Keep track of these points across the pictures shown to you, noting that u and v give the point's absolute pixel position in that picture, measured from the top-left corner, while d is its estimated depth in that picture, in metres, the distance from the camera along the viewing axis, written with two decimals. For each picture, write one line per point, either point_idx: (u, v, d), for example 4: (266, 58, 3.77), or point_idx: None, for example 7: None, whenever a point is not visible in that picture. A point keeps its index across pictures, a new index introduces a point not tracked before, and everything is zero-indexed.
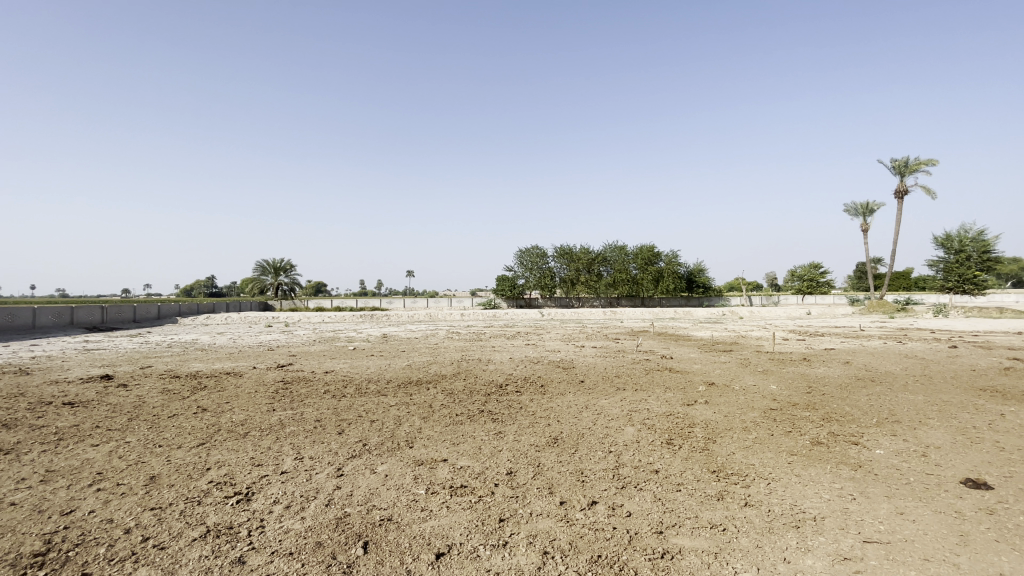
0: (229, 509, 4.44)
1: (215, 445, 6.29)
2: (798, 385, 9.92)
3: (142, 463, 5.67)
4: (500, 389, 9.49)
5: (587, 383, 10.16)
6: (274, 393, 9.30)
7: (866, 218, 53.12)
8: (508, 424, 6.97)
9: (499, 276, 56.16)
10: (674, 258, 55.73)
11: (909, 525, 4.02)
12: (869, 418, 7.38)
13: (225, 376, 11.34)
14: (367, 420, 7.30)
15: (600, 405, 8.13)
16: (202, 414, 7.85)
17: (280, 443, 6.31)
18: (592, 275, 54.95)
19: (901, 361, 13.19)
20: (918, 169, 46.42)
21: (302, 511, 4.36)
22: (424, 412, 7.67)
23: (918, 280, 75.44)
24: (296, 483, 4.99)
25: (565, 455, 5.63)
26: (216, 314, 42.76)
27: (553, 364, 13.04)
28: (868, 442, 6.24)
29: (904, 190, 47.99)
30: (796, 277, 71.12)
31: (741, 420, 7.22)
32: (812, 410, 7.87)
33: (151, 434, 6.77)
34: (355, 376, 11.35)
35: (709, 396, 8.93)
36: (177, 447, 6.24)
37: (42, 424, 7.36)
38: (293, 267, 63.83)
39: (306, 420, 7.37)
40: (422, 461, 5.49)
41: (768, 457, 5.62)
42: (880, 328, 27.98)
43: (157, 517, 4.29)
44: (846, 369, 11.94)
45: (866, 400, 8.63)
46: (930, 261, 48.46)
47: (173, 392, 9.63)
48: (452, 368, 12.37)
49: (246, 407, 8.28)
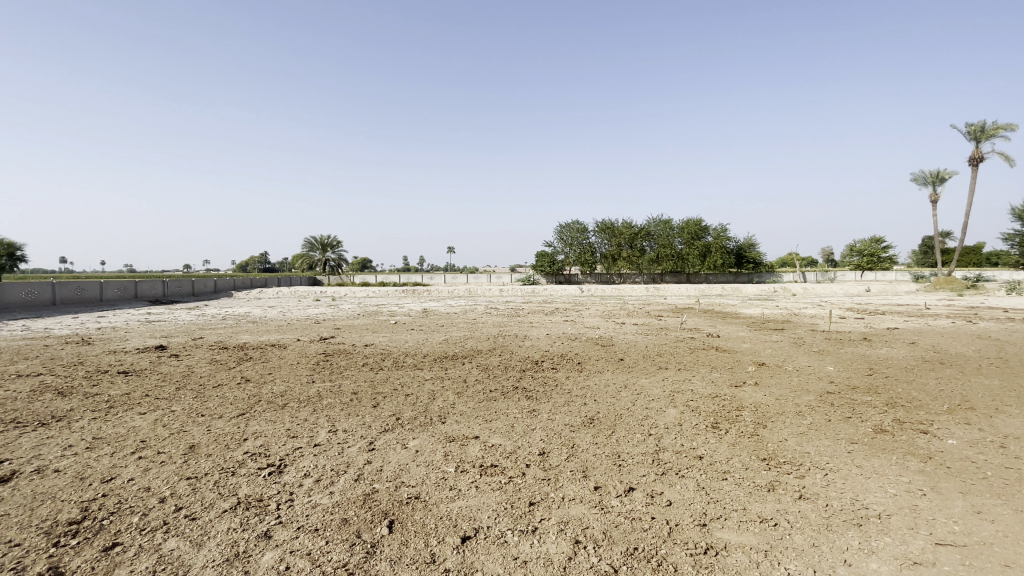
0: (261, 480, 4.45)
1: (254, 415, 6.40)
2: (857, 367, 9.22)
3: (184, 432, 5.84)
4: (535, 365, 9.30)
5: (626, 361, 9.82)
6: (314, 366, 9.46)
7: (936, 187, 49.11)
8: (543, 402, 6.77)
9: (539, 252, 55.76)
10: (721, 233, 53.57)
11: (989, 525, 3.55)
12: (939, 404, 6.73)
13: (269, 348, 11.66)
14: (402, 394, 7.25)
15: (639, 384, 7.80)
16: (244, 384, 8.06)
17: (315, 415, 6.34)
18: (635, 251, 53.64)
19: (974, 342, 12.07)
20: (997, 133, 42.23)
21: (331, 485, 4.32)
22: (458, 387, 7.57)
23: (993, 255, 69.64)
24: (327, 455, 4.96)
25: (601, 436, 5.37)
26: (267, 289, 44.49)
27: (591, 341, 12.74)
28: (940, 431, 5.64)
29: (980, 156, 43.89)
30: (855, 253, 67.04)
31: (793, 403, 6.73)
32: (873, 394, 7.27)
33: (195, 403, 6.99)
34: (393, 350, 11.42)
35: (758, 377, 8.42)
36: (218, 416, 6.40)
37: (97, 392, 7.76)
38: (338, 244, 65.42)
39: (342, 392, 7.41)
40: (453, 438, 5.36)
41: (824, 446, 5.16)
42: (948, 307, 25.96)
43: (192, 487, 4.38)
44: (911, 350, 11.02)
45: (937, 384, 7.87)
46: (1008, 234, 44.39)
47: (219, 362, 9.98)
48: (489, 344, 12.25)
49: (286, 378, 8.43)
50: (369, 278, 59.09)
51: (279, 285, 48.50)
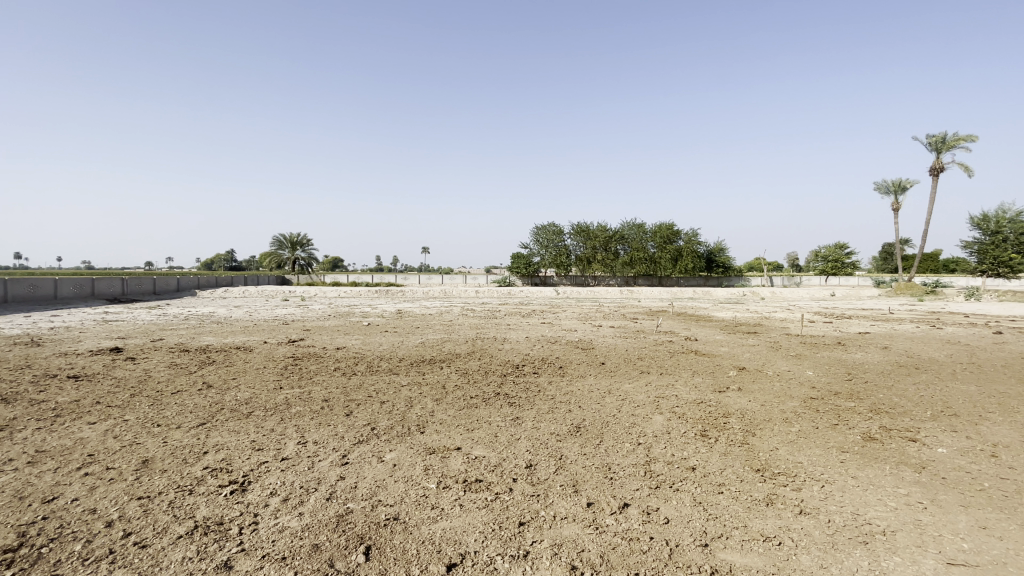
0: (221, 501, 4.05)
1: (216, 425, 5.93)
2: (836, 372, 9.25)
3: (137, 444, 5.35)
4: (516, 369, 9.03)
5: (608, 365, 9.65)
6: (283, 370, 8.96)
7: (898, 197, 50.96)
8: (526, 409, 6.51)
9: (515, 253, 55.63)
10: (694, 237, 54.42)
11: (995, 542, 3.44)
12: (922, 410, 6.74)
13: (235, 351, 11.05)
14: (377, 401, 6.87)
15: (624, 390, 7.61)
16: (207, 391, 7.54)
17: (283, 425, 5.92)
18: (609, 254, 54.02)
19: (943, 347, 12.35)
20: (956, 145, 44.00)
21: (301, 505, 3.95)
22: (437, 394, 7.24)
23: (948, 262, 72.75)
24: (296, 471, 4.58)
25: (589, 446, 5.14)
26: (233, 288, 42.95)
27: (571, 344, 12.55)
28: (927, 439, 5.62)
29: (940, 166, 45.67)
30: (820, 259, 69.06)
31: (780, 410, 6.65)
32: (856, 400, 7.25)
33: (151, 412, 6.47)
34: (367, 353, 10.98)
35: (740, 382, 8.35)
36: (176, 427, 5.91)
37: (42, 399, 7.12)
38: (309, 243, 63.81)
39: (313, 400, 6.98)
40: (433, 449, 5.04)
41: (817, 455, 5.05)
42: (911, 312, 26.81)
43: (144, 509, 3.94)
44: (885, 355, 11.18)
45: (915, 390, 7.94)
46: (964, 243, 46.28)
47: (180, 366, 9.36)
48: (466, 347, 11.90)
49: (252, 384, 7.93)
50: (341, 277, 57.83)
51: (247, 283, 46.96)
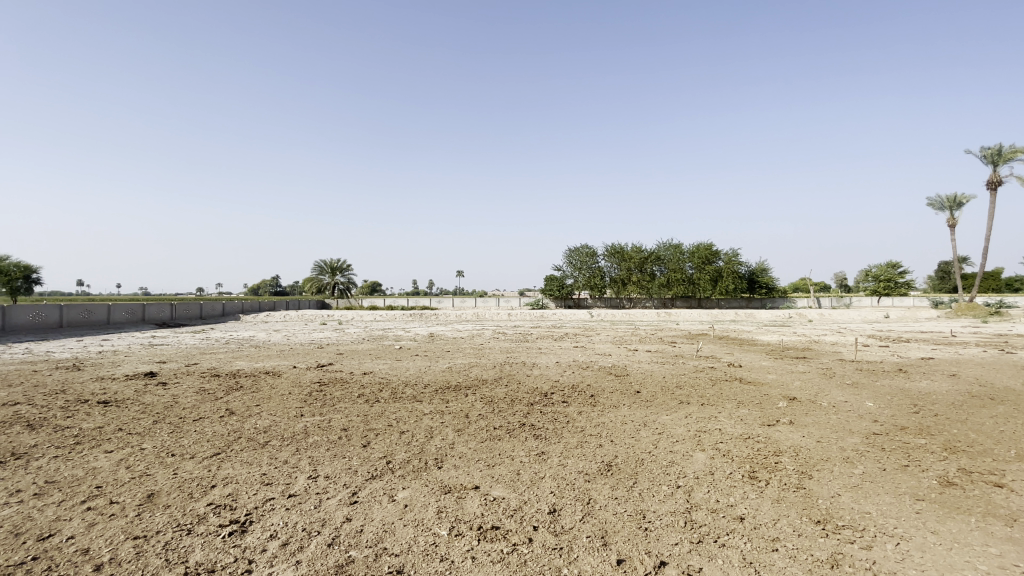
0: (217, 543, 3.75)
1: (230, 456, 5.71)
2: (899, 403, 8.32)
3: (147, 476, 5.17)
4: (545, 398, 8.53)
5: (643, 394, 9.04)
6: (306, 397, 8.77)
7: (953, 212, 48.07)
8: (553, 443, 6.02)
9: (548, 276, 55.35)
10: (733, 257, 52.76)
11: None
12: (1007, 449, 5.86)
13: (263, 376, 10.99)
14: (396, 432, 6.54)
15: (661, 422, 7.02)
16: (227, 418, 7.39)
17: (297, 456, 5.65)
18: (644, 276, 52.94)
19: (1021, 375, 11.07)
20: (1015, 156, 41.27)
21: (300, 551, 3.60)
22: (460, 424, 6.85)
23: (1013, 281, 67.72)
24: (301, 510, 4.25)
25: (621, 489, 4.62)
26: (275, 312, 44.25)
27: (605, 370, 11.94)
28: (1016, 484, 4.80)
29: (999, 179, 42.87)
30: (871, 278, 65.62)
31: (839, 448, 5.93)
32: (926, 436, 6.41)
33: (168, 440, 6.34)
34: (393, 379, 10.70)
35: (792, 414, 7.59)
36: (190, 457, 5.72)
37: (68, 425, 7.14)
38: (348, 267, 65.37)
39: (331, 429, 6.71)
40: (449, 488, 4.64)
41: (886, 504, 4.36)
42: (977, 334, 24.73)
43: (137, 550, 3.69)
44: (955, 384, 10.07)
45: (994, 424, 6.99)
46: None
47: (207, 392, 9.30)
48: (495, 372, 11.46)
49: (273, 411, 7.75)
50: (376, 301, 58.56)
51: (287, 308, 48.32)
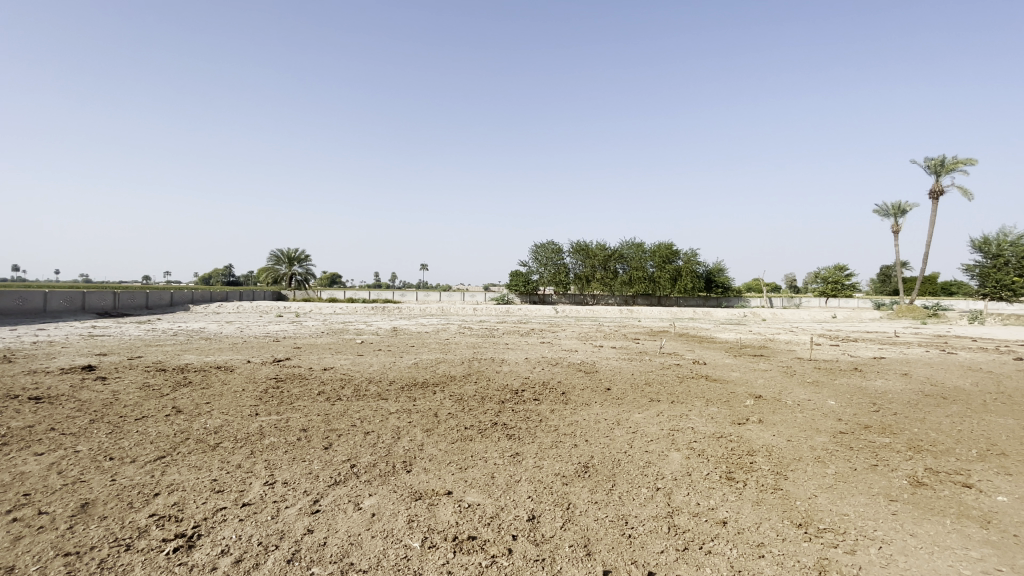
0: (161, 561, 3.34)
1: (176, 460, 5.22)
2: (859, 401, 8.56)
3: (80, 483, 4.63)
4: (515, 395, 8.32)
5: (614, 391, 8.98)
6: (262, 394, 8.24)
7: (897, 219, 50.79)
8: (526, 443, 5.82)
9: (513, 272, 55.28)
10: (693, 256, 54.08)
11: None
12: (966, 448, 6.05)
13: (215, 371, 10.31)
14: (360, 432, 6.17)
15: (634, 421, 6.92)
16: (174, 417, 6.81)
17: (252, 459, 5.22)
18: (608, 273, 53.57)
19: (966, 375, 11.67)
20: (955, 168, 43.85)
21: (256, 569, 3.25)
22: (428, 424, 6.54)
23: (945, 285, 72.40)
24: (256, 521, 3.87)
25: (599, 492, 4.45)
26: (228, 302, 42.34)
27: (573, 366, 11.85)
28: (982, 484, 4.93)
29: (939, 189, 45.52)
30: (820, 280, 68.76)
31: (810, 447, 5.98)
32: (890, 435, 6.56)
33: (106, 442, 5.76)
34: (355, 375, 10.23)
35: (760, 413, 7.66)
36: (130, 461, 5.19)
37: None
38: (307, 258, 63.28)
39: (289, 429, 6.28)
40: (420, 495, 4.35)
41: (863, 505, 4.36)
42: (917, 335, 26.15)
43: (66, 571, 3.24)
44: (907, 383, 10.49)
45: (950, 423, 7.26)
46: (965, 266, 45.79)
47: (151, 388, 8.60)
48: (462, 369, 11.17)
49: (226, 410, 7.21)
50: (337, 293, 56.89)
51: (242, 299, 46.33)
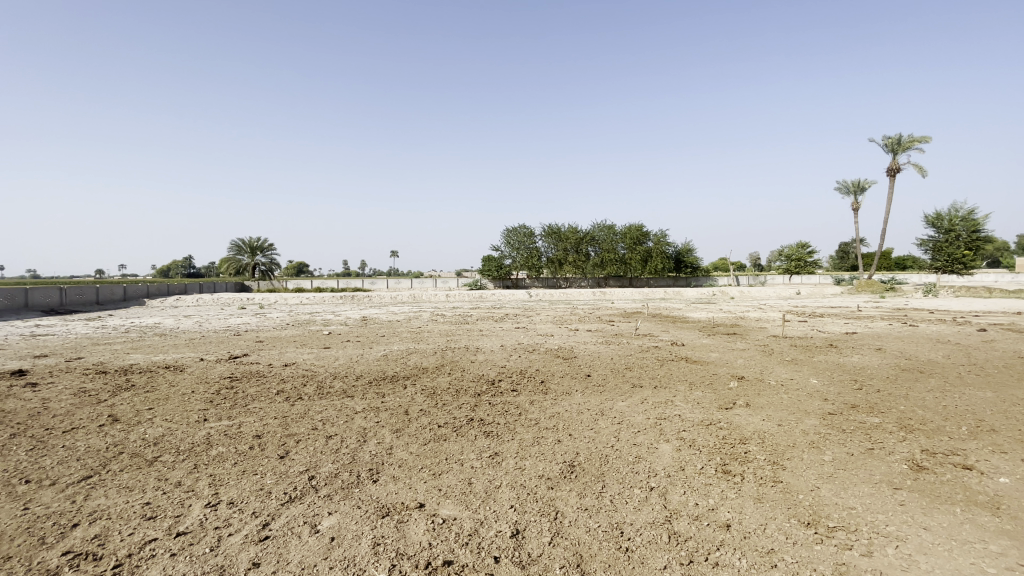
0: None
1: (106, 480, 4.52)
2: (841, 379, 8.41)
3: None
4: (492, 387, 7.84)
5: (594, 377, 8.62)
6: (213, 396, 7.51)
7: (858, 196, 52.14)
8: (506, 440, 5.35)
9: (485, 257, 54.56)
10: (663, 238, 54.39)
11: None
12: (957, 426, 5.87)
13: (163, 372, 9.40)
14: (322, 437, 5.58)
15: (619, 410, 6.53)
16: (108, 428, 6.04)
17: (195, 475, 4.58)
18: (580, 256, 53.44)
19: (937, 348, 11.76)
20: (911, 146, 45.02)
21: None
22: (398, 423, 5.99)
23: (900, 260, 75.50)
24: (191, 556, 3.27)
25: (588, 496, 4.04)
26: (187, 295, 40.24)
27: (550, 353, 11.43)
28: (982, 465, 4.71)
29: (896, 167, 46.81)
30: (784, 257, 70.52)
31: (802, 431, 5.71)
32: (880, 415, 6.34)
33: (24, 462, 4.99)
34: (319, 370, 9.53)
35: (745, 396, 7.39)
36: (49, 484, 4.48)
37: None
38: (270, 247, 60.74)
39: (241, 437, 5.64)
40: (388, 510, 3.82)
41: (868, 496, 4.06)
42: (879, 309, 26.84)
43: None
44: (883, 358, 10.45)
45: (934, 399, 7.13)
46: (920, 241, 47.45)
47: (87, 394, 7.75)
48: (435, 359, 10.60)
49: (170, 416, 6.48)
50: (304, 282, 55.31)
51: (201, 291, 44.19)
